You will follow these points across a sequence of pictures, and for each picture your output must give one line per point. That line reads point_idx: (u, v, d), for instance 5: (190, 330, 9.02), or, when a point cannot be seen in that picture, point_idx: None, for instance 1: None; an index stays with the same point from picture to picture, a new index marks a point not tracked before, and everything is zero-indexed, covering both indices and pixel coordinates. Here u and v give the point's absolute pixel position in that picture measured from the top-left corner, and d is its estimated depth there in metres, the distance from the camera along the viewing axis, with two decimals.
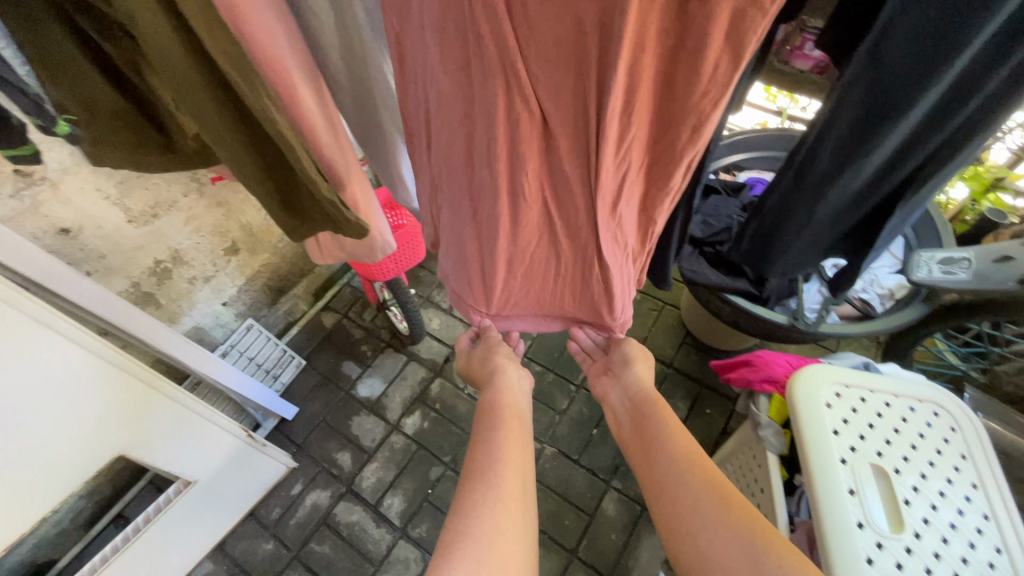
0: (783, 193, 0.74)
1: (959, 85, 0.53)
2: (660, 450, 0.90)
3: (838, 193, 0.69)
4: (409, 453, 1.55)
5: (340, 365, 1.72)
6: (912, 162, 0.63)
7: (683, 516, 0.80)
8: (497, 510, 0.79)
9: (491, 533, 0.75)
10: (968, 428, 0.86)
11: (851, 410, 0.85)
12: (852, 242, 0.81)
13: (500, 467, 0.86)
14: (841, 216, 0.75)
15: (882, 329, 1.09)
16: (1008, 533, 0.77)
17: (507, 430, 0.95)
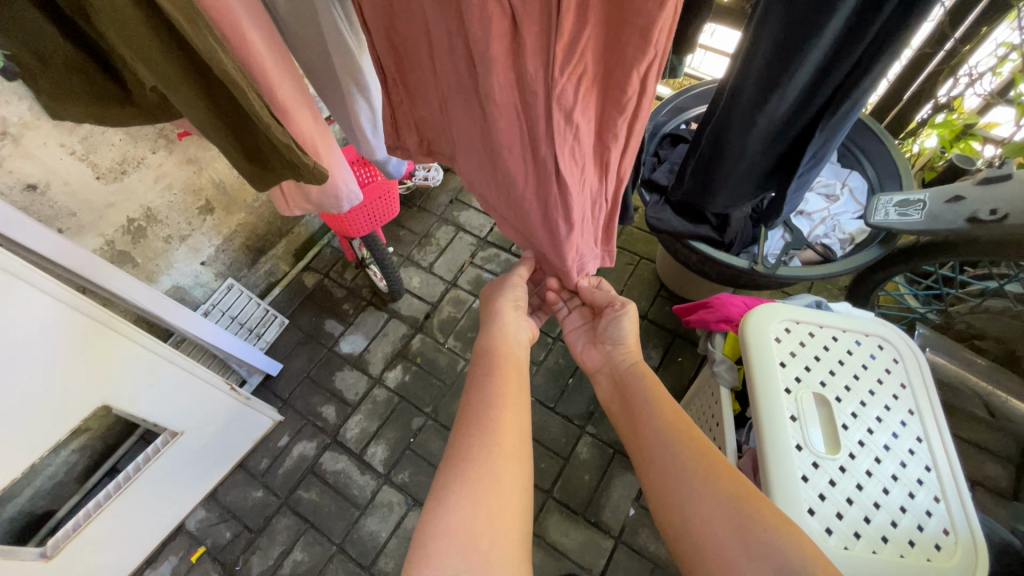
0: (720, 121, 0.87)
1: (857, 15, 0.66)
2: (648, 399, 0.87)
3: (767, 119, 0.82)
4: (392, 405, 1.60)
5: (322, 324, 1.75)
6: (826, 88, 0.77)
7: (672, 473, 0.75)
8: (490, 459, 0.73)
9: (484, 481, 0.70)
10: (910, 358, 0.90)
11: (798, 344, 0.90)
12: (785, 167, 0.95)
13: (496, 413, 0.80)
14: (763, 147, 0.89)
15: (841, 271, 1.12)
16: (939, 453, 0.82)
17: (504, 377, 0.87)
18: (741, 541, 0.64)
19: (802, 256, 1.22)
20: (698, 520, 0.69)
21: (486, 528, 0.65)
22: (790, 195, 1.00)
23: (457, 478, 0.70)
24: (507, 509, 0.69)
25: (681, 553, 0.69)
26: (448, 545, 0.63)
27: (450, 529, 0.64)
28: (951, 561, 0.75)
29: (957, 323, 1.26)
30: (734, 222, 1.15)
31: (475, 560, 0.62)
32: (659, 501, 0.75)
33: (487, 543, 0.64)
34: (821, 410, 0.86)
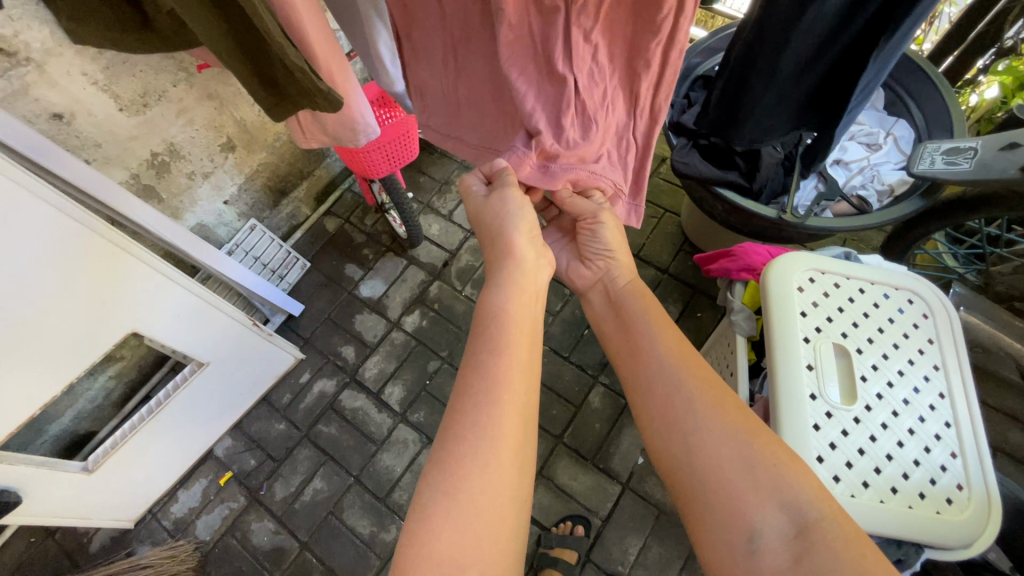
0: (749, 47, 0.85)
1: None
2: (646, 328, 0.84)
3: (799, 43, 0.79)
4: (409, 348, 1.63)
5: (342, 267, 1.78)
6: (866, 11, 0.74)
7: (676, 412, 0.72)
8: (491, 420, 0.64)
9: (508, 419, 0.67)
10: (942, 314, 0.86)
11: (822, 294, 0.87)
12: (817, 103, 0.91)
13: (505, 361, 0.70)
14: (795, 77, 0.85)
15: (875, 224, 1.07)
16: (961, 410, 0.80)
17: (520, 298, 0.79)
18: (747, 479, 0.64)
19: (835, 208, 1.16)
20: (698, 460, 0.68)
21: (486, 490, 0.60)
22: (835, 136, 0.94)
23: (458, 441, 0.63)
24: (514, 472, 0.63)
25: (673, 477, 0.69)
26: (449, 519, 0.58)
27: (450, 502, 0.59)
28: (962, 515, 0.74)
29: (997, 284, 1.20)
30: (763, 169, 1.10)
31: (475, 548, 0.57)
32: (654, 428, 0.74)
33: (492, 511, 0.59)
34: (839, 361, 0.84)
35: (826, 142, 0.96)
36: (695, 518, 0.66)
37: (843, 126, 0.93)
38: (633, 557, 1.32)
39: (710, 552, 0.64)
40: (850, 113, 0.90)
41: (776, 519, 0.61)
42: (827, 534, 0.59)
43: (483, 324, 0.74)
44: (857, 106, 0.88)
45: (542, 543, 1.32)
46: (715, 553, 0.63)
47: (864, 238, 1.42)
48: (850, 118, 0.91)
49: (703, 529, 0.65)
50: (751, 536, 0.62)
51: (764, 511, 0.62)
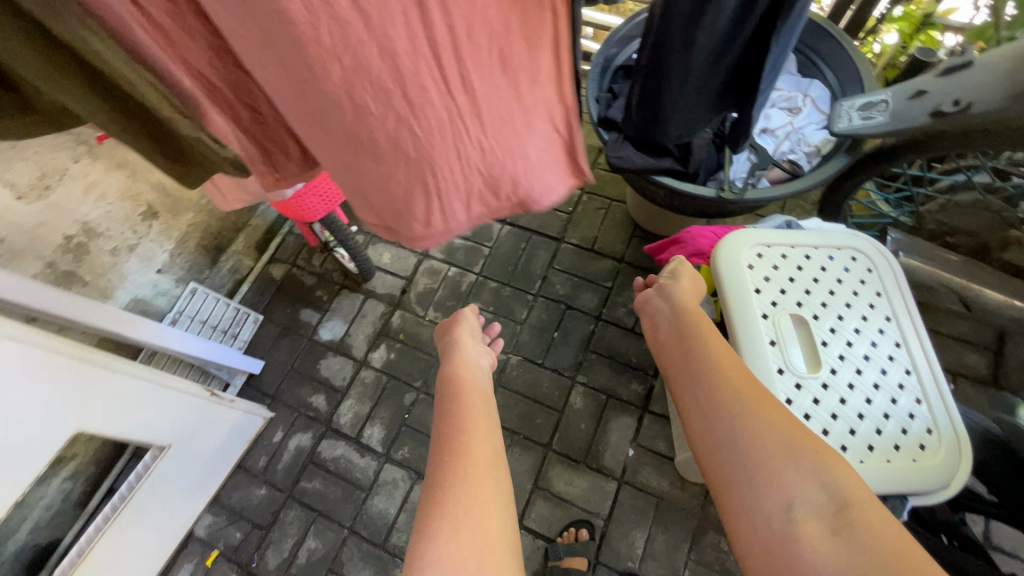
0: (661, 41, 0.85)
1: None
2: (686, 350, 0.82)
3: (705, 39, 0.80)
4: (381, 385, 1.58)
5: (298, 314, 1.72)
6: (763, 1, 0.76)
7: (726, 406, 0.72)
8: (465, 473, 0.79)
9: (476, 498, 0.76)
10: (884, 266, 0.90)
11: (772, 268, 0.89)
12: (732, 92, 0.94)
13: (469, 434, 0.87)
14: (707, 67, 0.86)
15: (811, 186, 1.10)
16: (917, 356, 0.83)
17: (466, 402, 0.95)
18: (787, 455, 0.65)
19: (769, 175, 1.18)
20: (743, 451, 0.67)
21: (465, 519, 0.73)
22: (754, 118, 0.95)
23: (429, 495, 0.76)
24: (485, 501, 0.77)
25: (719, 454, 0.70)
26: (436, 550, 0.69)
27: (435, 540, 0.70)
28: (936, 459, 0.77)
29: (929, 223, 1.24)
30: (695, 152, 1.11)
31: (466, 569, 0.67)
32: (698, 423, 0.74)
33: (480, 534, 0.72)
34: (799, 329, 0.86)
35: (747, 125, 0.97)
36: (726, 498, 0.67)
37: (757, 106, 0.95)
38: (640, 550, 1.32)
39: (745, 526, 0.64)
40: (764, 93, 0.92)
41: (814, 495, 0.62)
42: (863, 513, 0.59)
43: (461, 417, 0.91)
44: (768, 85, 0.90)
45: (550, 556, 1.30)
46: (749, 526, 0.63)
47: (802, 198, 1.47)
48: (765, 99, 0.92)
49: (741, 504, 0.65)
50: (787, 505, 0.62)
51: (801, 483, 0.63)
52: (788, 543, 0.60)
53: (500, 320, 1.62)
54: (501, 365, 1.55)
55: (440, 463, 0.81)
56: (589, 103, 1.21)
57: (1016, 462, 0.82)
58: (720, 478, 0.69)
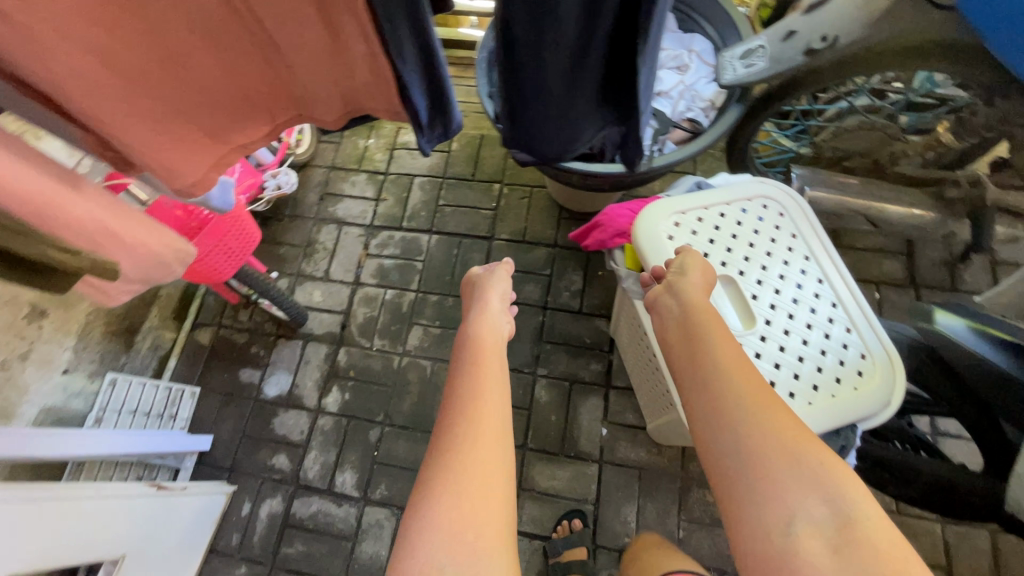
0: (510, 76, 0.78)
1: None
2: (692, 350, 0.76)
3: (554, 66, 0.73)
4: (343, 428, 1.52)
5: (236, 376, 1.61)
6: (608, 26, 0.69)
7: (734, 413, 0.68)
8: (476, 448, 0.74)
9: (478, 469, 0.72)
10: (794, 208, 0.93)
11: (691, 234, 0.90)
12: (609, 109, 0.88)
13: (486, 400, 0.81)
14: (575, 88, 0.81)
15: (712, 141, 1.13)
16: (839, 287, 0.87)
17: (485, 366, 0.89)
18: (792, 469, 0.61)
19: (672, 137, 1.19)
20: (751, 462, 0.63)
21: (464, 497, 0.69)
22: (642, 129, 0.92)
23: (430, 473, 0.72)
24: (491, 475, 0.72)
25: (721, 460, 0.66)
26: (433, 529, 0.66)
27: (432, 520, 0.67)
28: (873, 382, 0.81)
29: (826, 151, 1.30)
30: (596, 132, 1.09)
31: (463, 550, 0.65)
32: (702, 424, 0.70)
33: (482, 506, 0.69)
34: (728, 288, 0.88)
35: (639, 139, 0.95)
36: (729, 505, 0.64)
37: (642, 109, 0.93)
38: (634, 524, 1.34)
39: (742, 535, 0.61)
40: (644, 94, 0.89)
41: (818, 513, 0.59)
42: (871, 538, 0.56)
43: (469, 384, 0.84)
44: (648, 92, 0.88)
45: (550, 554, 1.30)
46: (747, 533, 0.60)
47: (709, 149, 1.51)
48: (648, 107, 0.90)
49: (740, 511, 0.62)
50: (789, 518, 0.59)
51: (804, 498, 0.59)
52: (786, 557, 0.57)
53: (449, 332, 1.59)
54: None
55: (450, 428, 0.77)
56: (484, 102, 1.18)
57: (939, 364, 0.88)
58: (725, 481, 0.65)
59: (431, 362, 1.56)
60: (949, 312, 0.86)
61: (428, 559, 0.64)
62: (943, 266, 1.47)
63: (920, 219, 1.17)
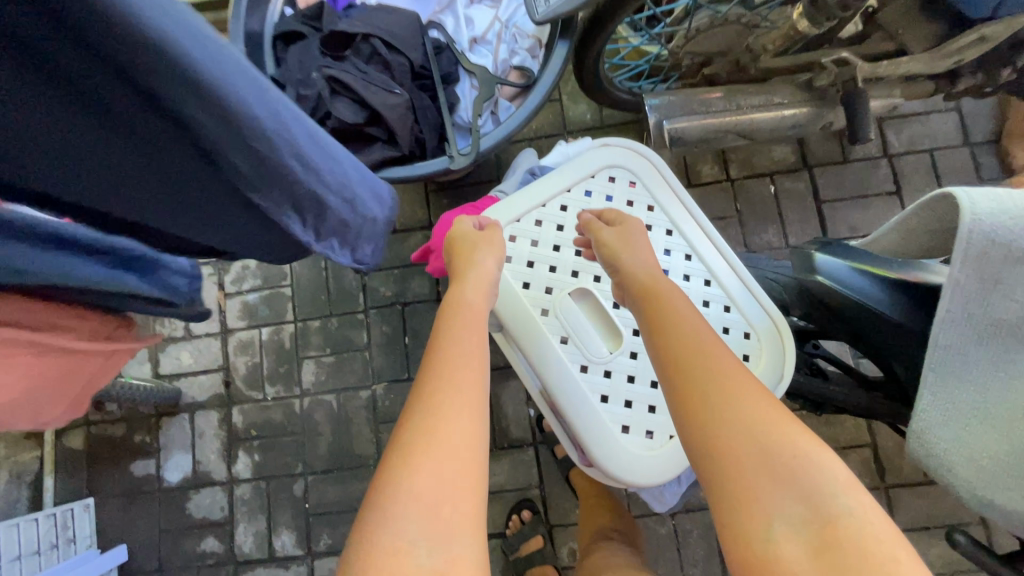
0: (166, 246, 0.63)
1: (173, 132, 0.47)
2: (672, 329, 0.72)
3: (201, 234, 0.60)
4: (263, 492, 1.39)
5: (129, 472, 1.43)
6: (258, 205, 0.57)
7: (719, 398, 0.64)
8: (454, 421, 0.63)
9: (455, 448, 0.61)
10: (644, 174, 0.91)
11: (533, 244, 0.89)
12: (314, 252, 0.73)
13: (471, 372, 0.68)
14: (186, 192, 0.55)
15: (543, 101, 0.93)
16: (709, 261, 0.86)
17: (469, 325, 0.74)
18: (774, 461, 0.58)
19: (503, 95, 0.97)
20: (733, 454, 0.59)
21: (446, 468, 0.59)
22: (348, 212, 0.64)
23: (407, 443, 0.61)
24: (467, 459, 0.61)
25: (696, 448, 0.63)
26: (410, 504, 0.56)
27: (408, 493, 0.57)
28: (762, 363, 0.82)
29: (684, 60, 1.02)
30: (398, 125, 0.86)
31: (440, 524, 0.56)
32: (684, 408, 0.65)
33: (453, 487, 0.58)
34: (585, 302, 0.87)
35: (354, 230, 0.68)
36: (716, 497, 0.59)
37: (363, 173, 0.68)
38: None
39: (729, 529, 0.57)
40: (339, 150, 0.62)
41: (795, 513, 0.55)
42: (854, 530, 0.52)
43: (442, 347, 0.71)
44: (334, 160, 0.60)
45: (508, 552, 1.28)
46: (732, 531, 0.56)
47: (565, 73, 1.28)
48: (353, 185, 0.63)
49: (724, 507, 0.58)
50: (768, 519, 0.55)
51: (784, 494, 0.56)
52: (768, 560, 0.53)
53: (344, 356, 1.42)
54: (371, 402, 1.40)
55: (419, 400, 0.65)
56: None
57: (823, 312, 0.82)
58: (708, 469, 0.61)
59: (335, 396, 1.41)
60: (830, 255, 0.77)
61: (398, 537, 0.54)
62: (831, 139, 1.38)
63: (795, 119, 1.00)
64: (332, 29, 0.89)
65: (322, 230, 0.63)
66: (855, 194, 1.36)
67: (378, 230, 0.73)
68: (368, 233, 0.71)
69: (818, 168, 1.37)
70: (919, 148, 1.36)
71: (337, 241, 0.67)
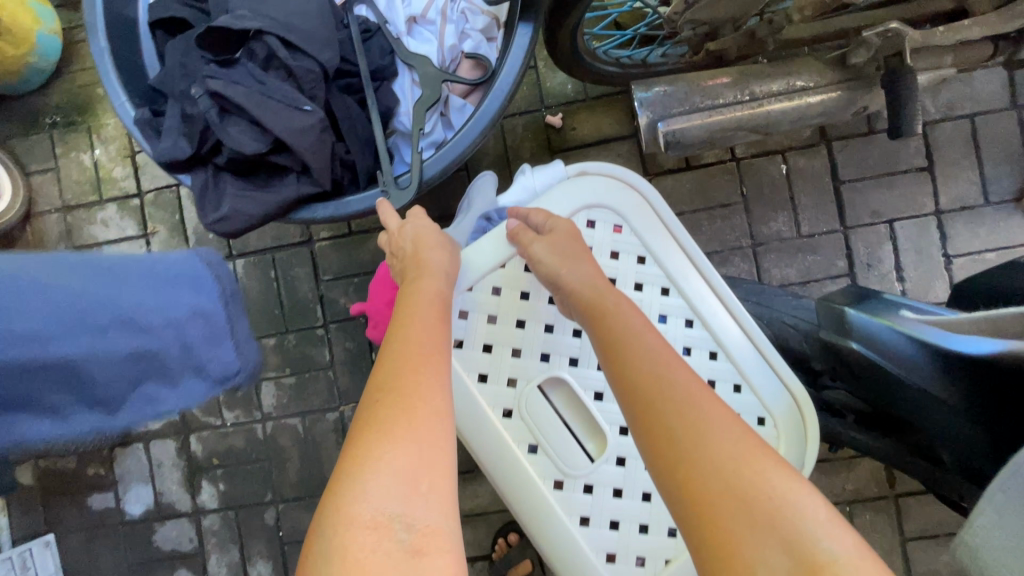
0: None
1: None
2: (640, 332, 0.61)
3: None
4: (233, 521, 1.31)
5: (88, 506, 1.34)
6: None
7: (694, 413, 0.53)
8: (419, 397, 0.55)
9: (418, 426, 0.53)
10: (634, 215, 0.75)
11: (491, 324, 0.73)
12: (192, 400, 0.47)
13: (429, 353, 0.60)
14: None
15: (502, 104, 0.71)
16: (716, 329, 0.72)
17: (430, 304, 0.65)
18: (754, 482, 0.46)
19: (454, 91, 0.78)
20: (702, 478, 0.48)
21: (425, 438, 0.52)
22: (123, 341, 0.41)
23: (377, 413, 0.54)
24: (432, 437, 0.52)
25: (662, 476, 0.51)
26: (388, 473, 0.49)
27: (383, 463, 0.49)
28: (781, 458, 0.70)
29: (683, 29, 0.80)
30: (312, 156, 0.66)
31: (424, 495, 0.49)
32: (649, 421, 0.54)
33: (418, 464, 0.50)
34: (558, 389, 0.74)
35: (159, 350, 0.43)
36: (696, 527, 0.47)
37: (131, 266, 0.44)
38: None
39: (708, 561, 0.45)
40: (33, 263, 0.40)
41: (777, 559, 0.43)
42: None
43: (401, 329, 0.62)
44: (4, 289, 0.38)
45: None
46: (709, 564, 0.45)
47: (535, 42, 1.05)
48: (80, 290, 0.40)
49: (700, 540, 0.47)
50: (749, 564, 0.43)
51: (759, 538, 0.44)
52: None
53: (305, 377, 1.29)
54: (339, 425, 1.28)
55: (380, 379, 0.58)
56: (128, 129, 0.70)
57: (845, 367, 0.69)
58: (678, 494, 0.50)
59: (299, 419, 1.29)
60: (865, 313, 0.66)
61: (376, 508, 0.47)
62: None
63: (822, 106, 0.82)
64: (214, 25, 0.68)
65: (104, 390, 0.41)
66: (881, 171, 1.17)
67: (221, 322, 0.47)
68: (205, 339, 0.46)
69: (839, 142, 1.17)
70: (958, 113, 1.15)
71: (162, 380, 0.44)
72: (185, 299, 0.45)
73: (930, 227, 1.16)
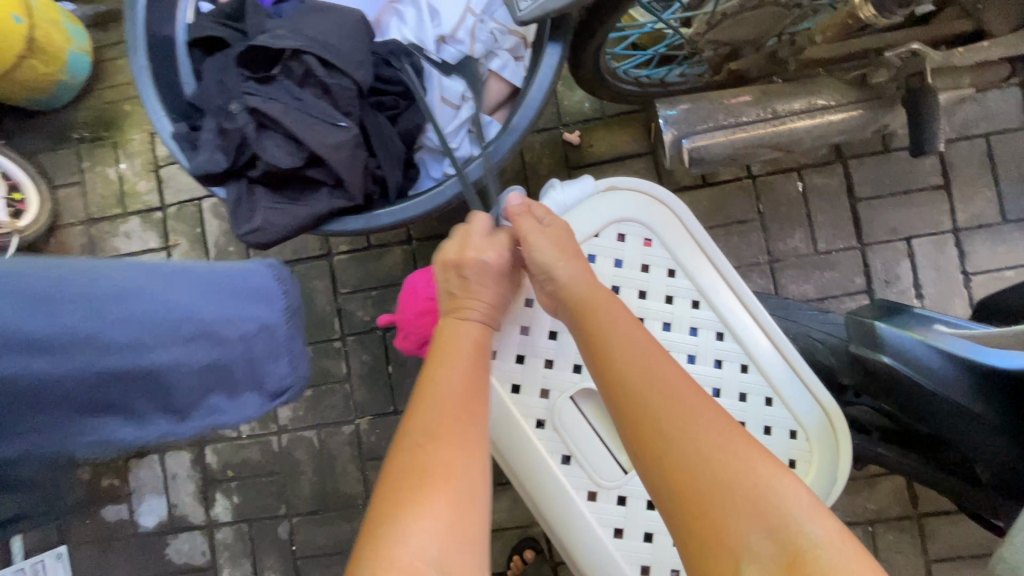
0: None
1: None
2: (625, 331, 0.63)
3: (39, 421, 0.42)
4: (246, 535, 1.30)
5: (101, 519, 1.33)
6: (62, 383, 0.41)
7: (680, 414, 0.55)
8: (456, 454, 0.57)
9: (452, 485, 0.55)
10: (663, 229, 0.76)
11: (524, 336, 0.75)
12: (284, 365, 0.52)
13: (466, 410, 0.62)
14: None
15: (530, 118, 0.72)
16: (746, 341, 0.73)
17: (467, 358, 0.67)
18: (744, 478, 0.50)
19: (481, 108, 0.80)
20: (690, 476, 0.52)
21: (459, 489, 0.56)
22: (201, 353, 0.47)
23: (418, 462, 0.57)
24: (467, 499, 0.55)
25: (651, 477, 0.54)
26: (430, 524, 0.52)
27: (423, 512, 0.53)
28: (811, 468, 0.71)
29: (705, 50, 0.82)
30: (345, 171, 0.68)
31: (457, 546, 0.52)
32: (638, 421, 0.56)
33: (450, 521, 0.53)
34: (590, 400, 0.74)
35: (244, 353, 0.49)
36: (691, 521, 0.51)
37: (207, 277, 0.48)
38: None
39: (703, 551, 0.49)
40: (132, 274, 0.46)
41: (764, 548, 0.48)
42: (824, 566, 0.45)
43: (437, 382, 0.64)
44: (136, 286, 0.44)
45: None
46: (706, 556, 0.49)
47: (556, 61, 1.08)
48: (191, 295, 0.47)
49: (692, 534, 0.50)
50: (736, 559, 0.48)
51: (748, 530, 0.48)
52: None
53: (321, 389, 1.29)
54: (354, 438, 1.28)
55: (417, 429, 0.60)
56: (166, 143, 0.72)
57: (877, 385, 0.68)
58: (653, 472, 0.54)
59: (315, 432, 1.29)
60: (898, 327, 0.65)
61: (415, 554, 0.50)
62: None
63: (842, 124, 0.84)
64: (252, 43, 0.71)
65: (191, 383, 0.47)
66: (897, 189, 1.18)
67: (282, 336, 0.51)
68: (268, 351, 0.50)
69: (854, 160, 1.18)
70: (973, 132, 1.16)
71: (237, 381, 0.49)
72: (254, 315, 0.49)
73: (948, 244, 1.16)
